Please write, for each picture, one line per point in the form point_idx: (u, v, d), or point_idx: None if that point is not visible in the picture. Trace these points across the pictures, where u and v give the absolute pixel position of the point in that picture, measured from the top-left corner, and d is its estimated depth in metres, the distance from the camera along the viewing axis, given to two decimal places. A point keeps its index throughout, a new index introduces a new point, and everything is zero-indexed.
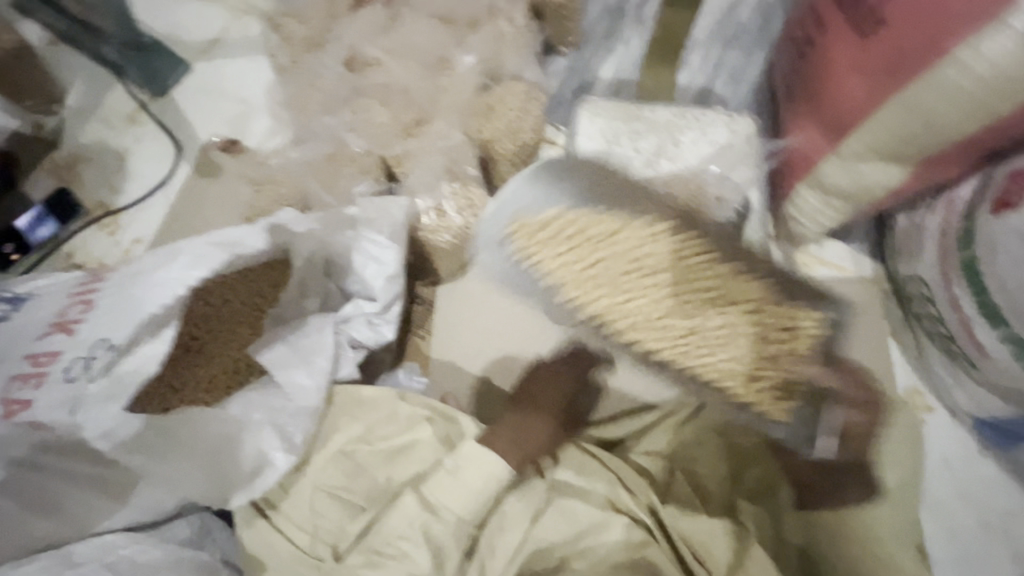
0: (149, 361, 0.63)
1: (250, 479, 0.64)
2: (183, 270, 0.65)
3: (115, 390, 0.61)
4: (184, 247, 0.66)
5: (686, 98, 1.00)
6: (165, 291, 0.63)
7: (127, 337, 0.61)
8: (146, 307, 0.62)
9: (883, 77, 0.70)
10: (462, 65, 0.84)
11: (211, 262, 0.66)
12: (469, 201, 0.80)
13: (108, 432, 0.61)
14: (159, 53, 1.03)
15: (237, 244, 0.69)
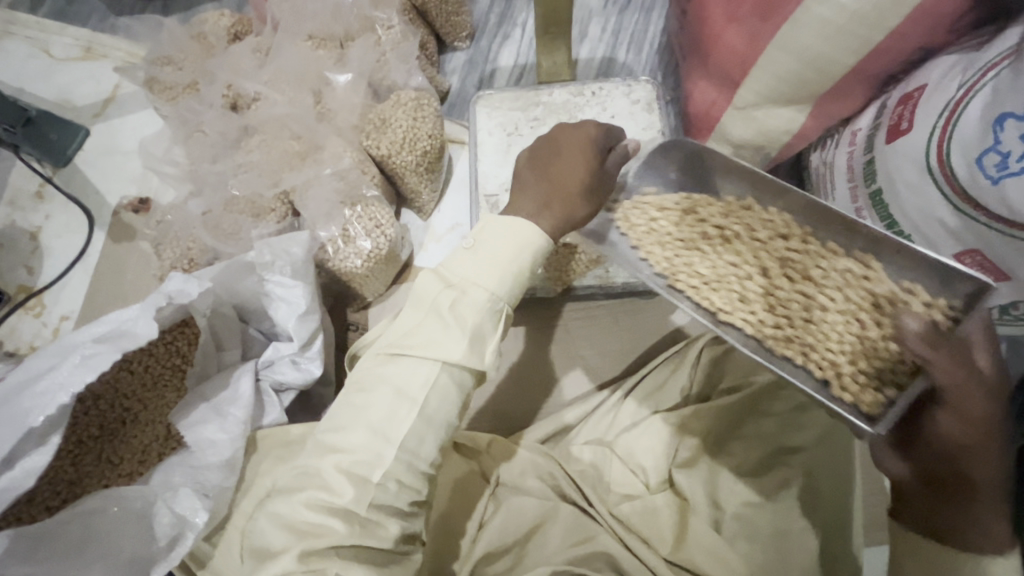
0: (27, 477, 0.54)
1: (169, 551, 0.57)
2: (70, 374, 0.58)
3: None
4: (75, 346, 0.60)
5: (588, 72, 0.98)
6: (47, 398, 0.56)
7: (6, 453, 0.54)
8: (28, 418, 0.55)
9: (761, 22, 0.68)
10: (344, 84, 0.82)
11: (99, 365, 0.58)
12: (374, 221, 0.79)
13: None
14: (51, 124, 0.99)
15: (125, 331, 0.61)
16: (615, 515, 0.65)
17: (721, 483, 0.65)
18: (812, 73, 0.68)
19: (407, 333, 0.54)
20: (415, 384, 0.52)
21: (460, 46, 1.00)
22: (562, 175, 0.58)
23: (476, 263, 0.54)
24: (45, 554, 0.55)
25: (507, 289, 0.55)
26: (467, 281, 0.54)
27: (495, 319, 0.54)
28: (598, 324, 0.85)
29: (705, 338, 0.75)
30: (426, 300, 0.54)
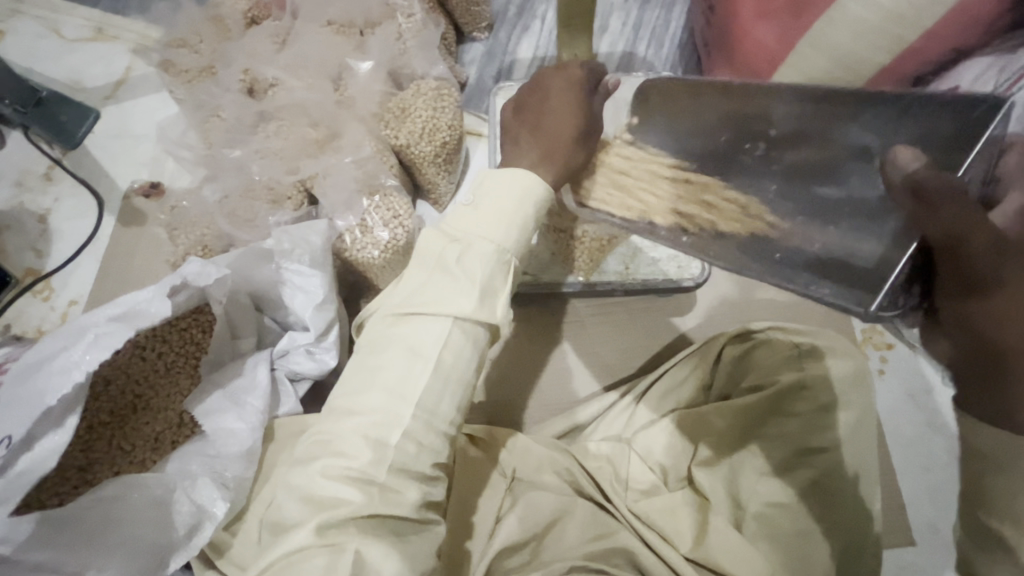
0: (47, 459, 0.53)
1: (189, 540, 0.57)
2: (86, 352, 0.57)
3: (8, 493, 0.51)
4: (89, 326, 0.59)
5: (608, 65, 0.97)
6: (63, 377, 0.55)
7: (24, 433, 0.53)
8: (44, 397, 0.54)
9: (794, 20, 0.69)
10: (363, 72, 0.81)
11: (116, 344, 0.58)
12: (393, 211, 0.78)
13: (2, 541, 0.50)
14: (64, 107, 0.97)
15: (141, 311, 0.61)
16: (634, 512, 0.65)
17: (741, 481, 0.66)
18: (842, 73, 0.68)
19: (415, 291, 0.53)
20: (425, 343, 0.51)
21: (478, 37, 0.99)
22: (556, 126, 0.58)
23: (487, 220, 0.53)
24: (70, 536, 0.53)
25: (515, 243, 0.54)
26: (473, 236, 0.53)
27: (505, 274, 0.53)
28: (614, 321, 0.85)
29: (727, 334, 0.75)
30: (431, 259, 0.53)
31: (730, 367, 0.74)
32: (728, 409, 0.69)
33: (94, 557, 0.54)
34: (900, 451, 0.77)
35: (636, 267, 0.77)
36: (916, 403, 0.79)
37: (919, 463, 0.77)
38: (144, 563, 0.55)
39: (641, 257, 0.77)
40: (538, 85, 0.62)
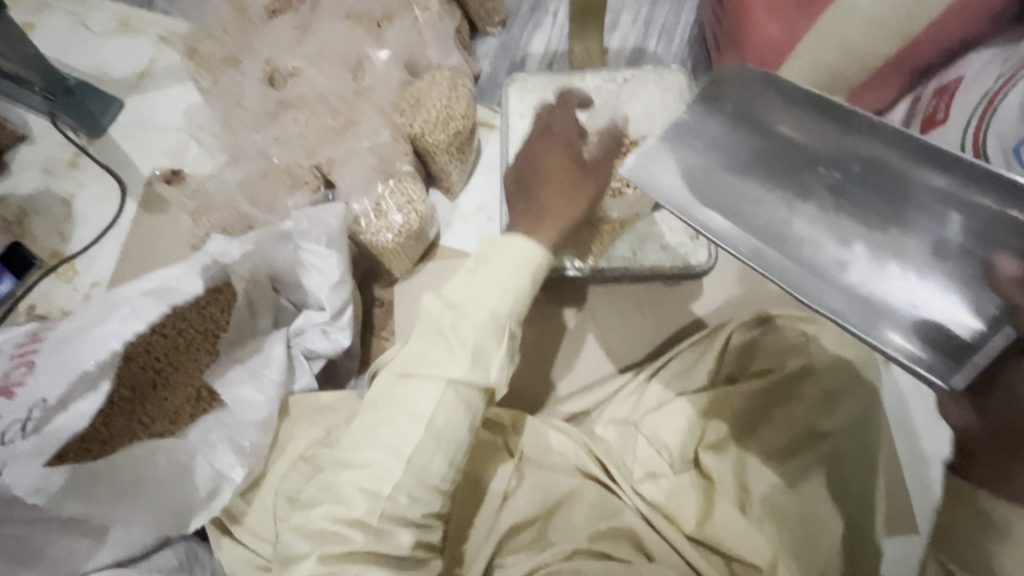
0: (80, 419, 0.55)
1: (208, 502, 0.61)
2: (120, 324, 0.59)
3: (43, 448, 0.54)
4: (123, 299, 0.61)
5: (619, 61, 0.99)
6: (100, 346, 0.57)
7: (60, 395, 0.55)
8: (80, 364, 0.56)
9: (802, 14, 0.68)
10: (379, 62, 0.83)
11: (149, 318, 0.59)
12: (407, 197, 0.80)
13: (37, 490, 0.52)
14: (90, 96, 1.02)
15: (175, 287, 0.62)
16: (639, 493, 0.66)
17: (749, 469, 0.66)
18: (851, 64, 0.69)
19: (417, 354, 0.58)
20: (423, 414, 0.55)
21: (492, 32, 1.01)
22: (545, 196, 0.64)
23: (478, 284, 0.58)
24: (99, 493, 0.57)
25: (507, 308, 0.58)
26: (468, 303, 0.58)
27: (497, 339, 0.58)
28: (621, 309, 0.86)
29: (732, 322, 0.76)
30: (431, 325, 0.58)
31: (738, 353, 0.75)
32: (735, 393, 0.70)
33: (119, 512, 0.58)
34: (904, 441, 0.78)
35: (646, 252, 0.78)
36: (921, 395, 0.80)
37: (922, 453, 0.78)
38: (167, 521, 0.60)
39: (649, 244, 0.78)
40: (528, 151, 0.69)
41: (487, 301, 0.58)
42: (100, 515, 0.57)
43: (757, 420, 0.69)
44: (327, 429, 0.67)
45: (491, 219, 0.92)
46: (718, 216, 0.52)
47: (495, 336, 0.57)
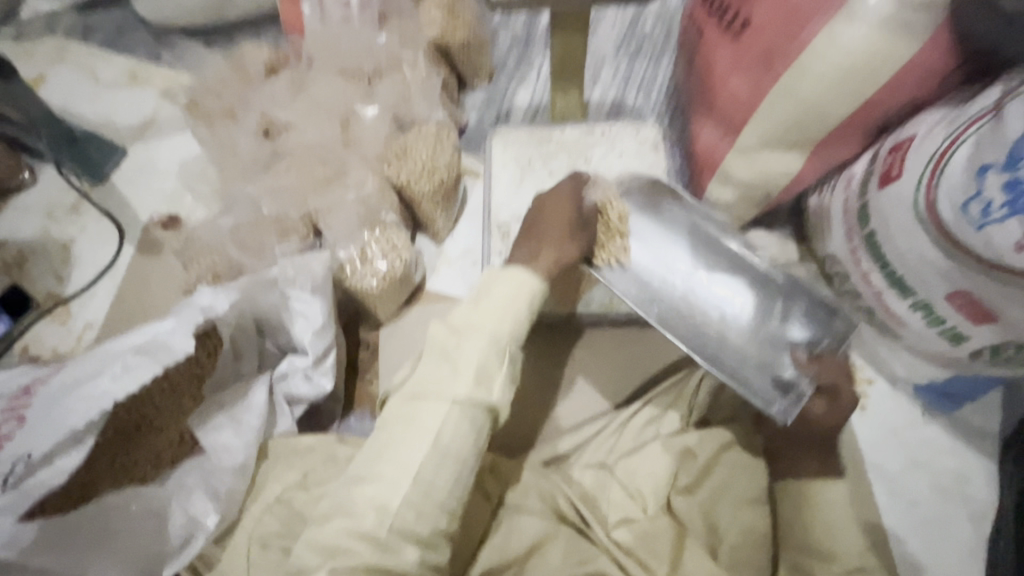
0: (62, 474, 0.56)
1: (182, 549, 0.61)
2: (112, 381, 0.60)
3: (19, 503, 0.54)
4: (117, 356, 0.63)
5: (599, 113, 1.05)
6: (87, 403, 0.58)
7: (45, 451, 0.56)
8: (68, 420, 0.57)
9: (763, 72, 0.73)
10: (369, 116, 0.88)
11: (137, 376, 0.60)
12: (392, 244, 0.83)
13: (6, 544, 0.52)
14: (93, 143, 1.07)
15: (166, 344, 0.63)
16: (613, 540, 0.66)
17: (720, 512, 0.66)
18: (812, 119, 0.72)
19: (422, 377, 0.59)
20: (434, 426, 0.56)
21: (479, 86, 1.06)
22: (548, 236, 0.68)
23: (484, 313, 0.61)
24: (69, 543, 0.56)
25: (510, 330, 0.61)
26: (472, 328, 0.60)
27: (499, 359, 0.59)
28: (601, 351, 0.88)
29: (705, 366, 0.78)
30: (435, 347, 0.60)
31: (707, 397, 0.76)
32: (711, 440, 0.71)
33: (89, 561, 0.58)
34: (883, 487, 0.78)
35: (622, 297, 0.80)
36: (897, 438, 0.80)
37: (898, 500, 0.78)
38: (136, 571, 0.59)
39: None
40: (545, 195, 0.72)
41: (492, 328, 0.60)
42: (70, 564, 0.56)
43: (733, 464, 0.69)
44: (304, 472, 0.67)
45: (475, 264, 0.95)
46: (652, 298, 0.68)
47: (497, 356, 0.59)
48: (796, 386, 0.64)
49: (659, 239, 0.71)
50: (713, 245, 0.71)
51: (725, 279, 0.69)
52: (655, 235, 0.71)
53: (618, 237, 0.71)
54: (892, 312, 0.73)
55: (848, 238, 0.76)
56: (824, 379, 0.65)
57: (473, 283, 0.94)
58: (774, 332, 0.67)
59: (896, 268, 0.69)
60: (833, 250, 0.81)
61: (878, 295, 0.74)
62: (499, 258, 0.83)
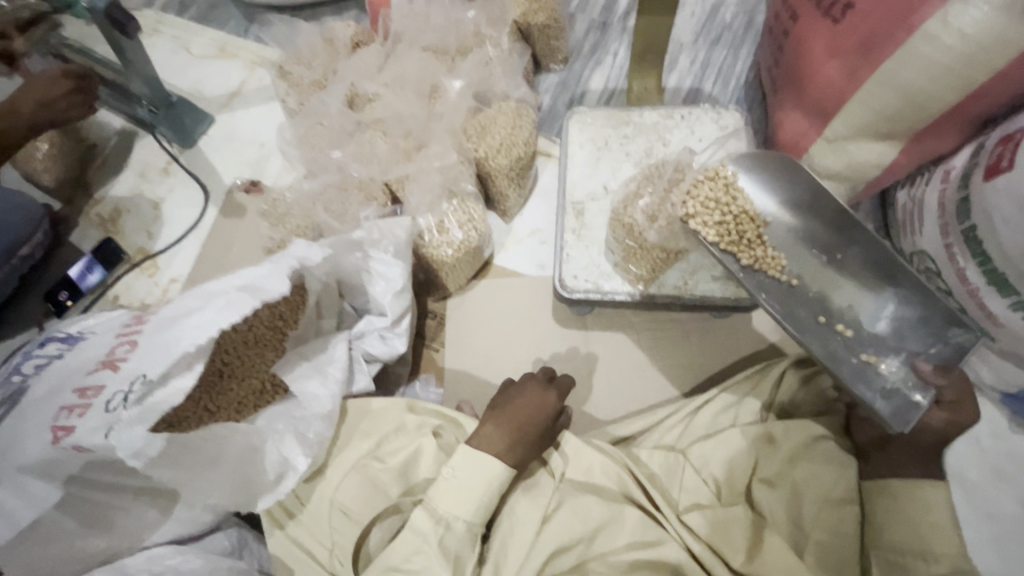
0: (178, 394, 0.58)
1: (276, 484, 0.65)
2: (216, 314, 0.63)
3: (145, 417, 0.57)
4: (220, 293, 0.65)
5: (675, 100, 1.04)
6: (195, 331, 0.61)
7: (161, 372, 0.58)
8: (179, 346, 0.60)
9: (862, 59, 0.71)
10: (452, 91, 0.90)
11: (242, 309, 0.63)
12: (469, 217, 0.85)
13: (136, 454, 0.56)
14: (186, 110, 1.12)
15: (263, 287, 0.66)
16: (685, 522, 0.66)
17: (805, 509, 0.65)
18: (913, 110, 0.70)
19: (406, 549, 0.63)
20: (471, 491, 0.65)
21: (554, 68, 1.07)
22: (713, 208, 0.67)
23: (458, 496, 0.65)
24: (190, 462, 0.62)
25: (484, 515, 0.65)
26: (451, 518, 0.64)
27: (472, 544, 0.65)
28: (668, 337, 0.89)
29: (787, 361, 0.76)
30: (415, 530, 0.63)
31: (788, 392, 0.75)
32: (795, 431, 0.69)
33: (199, 480, 0.63)
34: (963, 494, 0.75)
35: (697, 281, 0.79)
36: (979, 444, 0.77)
37: (975, 509, 0.75)
38: (244, 497, 0.65)
39: (701, 272, 0.79)
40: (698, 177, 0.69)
41: (487, 506, 0.65)
42: (183, 484, 0.63)
43: (817, 460, 0.67)
44: (377, 440, 0.70)
45: (544, 243, 0.96)
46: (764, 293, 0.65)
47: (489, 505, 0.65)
48: (904, 395, 0.62)
49: (774, 221, 0.68)
50: (836, 230, 0.67)
51: (842, 268, 0.66)
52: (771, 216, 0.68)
53: (732, 213, 0.66)
54: (990, 312, 0.69)
55: (944, 234, 0.73)
56: (949, 396, 0.61)
57: (542, 261, 0.95)
58: (883, 331, 0.64)
59: (998, 265, 0.66)
60: (924, 245, 0.78)
61: (974, 293, 0.71)
62: (573, 237, 0.82)
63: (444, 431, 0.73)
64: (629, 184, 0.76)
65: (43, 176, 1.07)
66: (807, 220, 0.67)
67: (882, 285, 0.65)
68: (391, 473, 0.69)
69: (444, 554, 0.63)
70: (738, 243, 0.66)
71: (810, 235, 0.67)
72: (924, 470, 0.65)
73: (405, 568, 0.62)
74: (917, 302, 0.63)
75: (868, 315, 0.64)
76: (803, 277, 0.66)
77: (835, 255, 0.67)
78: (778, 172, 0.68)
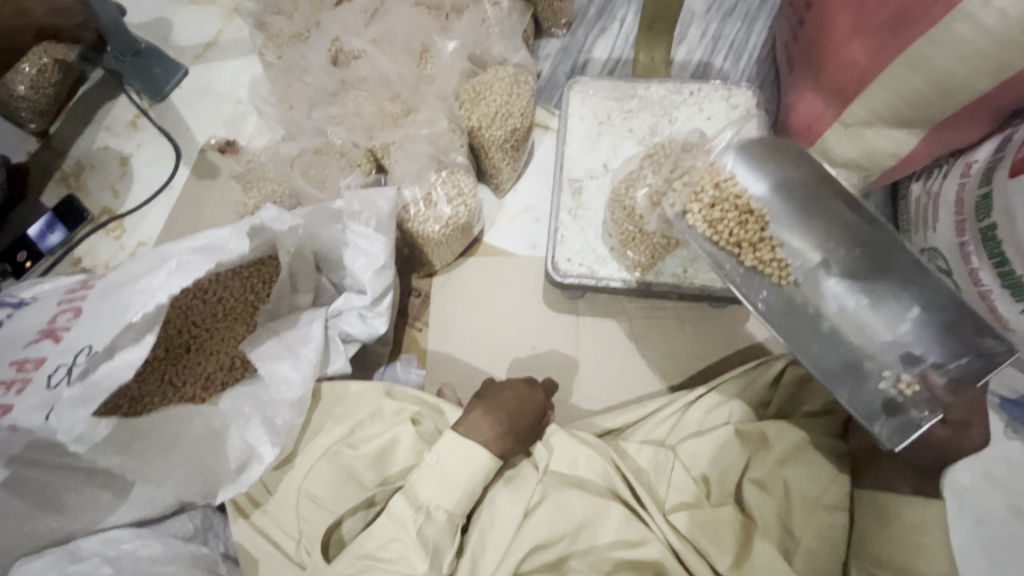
0: (125, 368, 0.55)
1: (238, 475, 0.62)
2: (167, 278, 0.59)
3: (89, 396, 0.53)
4: (172, 254, 0.61)
5: (682, 74, 0.97)
6: (144, 297, 0.57)
7: (108, 343, 0.54)
8: (127, 313, 0.56)
9: (888, 39, 0.66)
10: (444, 53, 0.83)
11: (195, 272, 0.59)
12: (458, 190, 0.80)
13: (78, 438, 0.52)
14: (157, 60, 1.03)
15: (219, 246, 0.63)
16: (672, 523, 0.63)
17: (795, 513, 0.63)
18: (938, 97, 0.65)
19: (382, 538, 0.59)
20: (454, 479, 0.62)
21: (557, 33, 0.99)
22: (714, 200, 0.62)
23: (439, 483, 0.61)
24: (139, 448, 0.60)
25: (467, 506, 0.62)
26: (433, 506, 0.61)
27: (452, 535, 0.62)
28: (662, 326, 0.85)
29: (787, 358, 0.73)
30: (394, 518, 0.60)
31: (787, 391, 0.72)
32: (790, 433, 0.67)
33: (156, 466, 0.61)
34: (953, 498, 0.74)
35: (697, 270, 0.74)
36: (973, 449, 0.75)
37: (964, 513, 0.73)
38: (199, 487, 0.62)
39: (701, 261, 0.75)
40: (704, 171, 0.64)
41: (468, 497, 0.62)
42: (136, 471, 0.60)
43: (811, 465, 0.65)
44: (351, 425, 0.67)
45: (537, 221, 0.91)
46: (766, 295, 0.62)
47: (470, 498, 0.62)
48: (909, 412, 0.59)
49: (778, 216, 0.62)
50: (850, 228, 0.61)
51: (851, 269, 0.61)
52: (773, 208, 0.62)
53: (731, 210, 0.62)
54: (1000, 316, 0.66)
55: (959, 232, 0.69)
56: (955, 415, 0.59)
57: (534, 240, 0.90)
58: (906, 334, 0.59)
59: (1014, 268, 0.62)
60: (935, 242, 0.74)
61: (985, 295, 0.67)
62: (568, 218, 0.77)
63: (424, 418, 0.69)
64: (633, 163, 0.72)
65: (23, 114, 0.97)
66: (817, 215, 0.62)
67: (894, 287, 0.60)
68: (366, 460, 0.65)
69: (423, 544, 0.60)
70: (742, 241, 0.62)
71: (821, 230, 0.61)
72: (921, 477, 0.62)
73: (380, 556, 0.59)
74: (943, 305, 0.59)
75: (879, 321, 0.59)
76: (823, 280, 0.61)
77: (850, 253, 0.61)
78: (784, 159, 0.63)
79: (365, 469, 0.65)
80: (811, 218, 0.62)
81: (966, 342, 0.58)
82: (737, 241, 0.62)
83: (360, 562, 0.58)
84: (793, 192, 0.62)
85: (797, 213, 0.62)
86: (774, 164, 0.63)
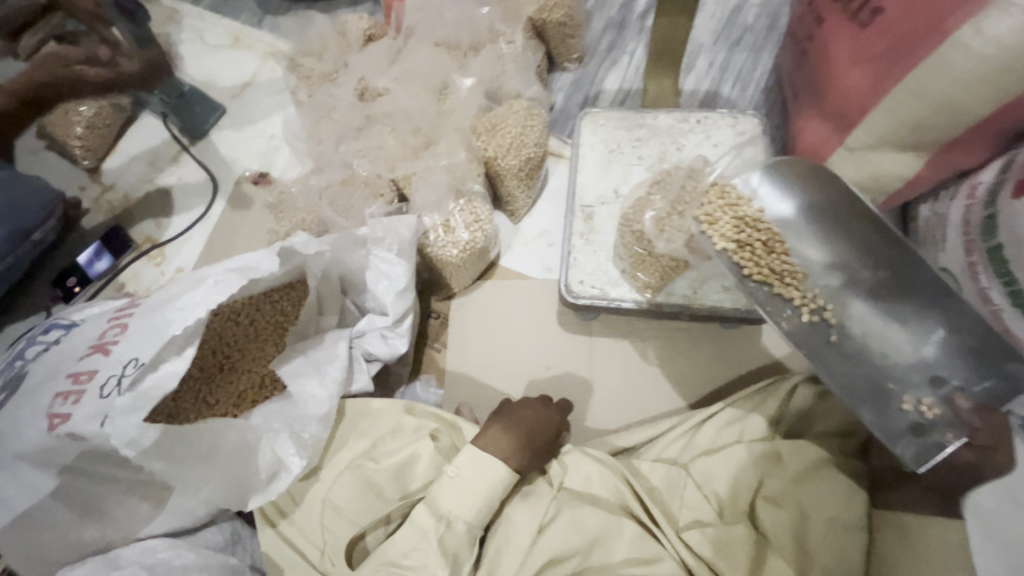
0: (171, 378, 0.59)
1: (269, 484, 0.64)
2: (205, 295, 0.63)
3: (139, 403, 0.56)
4: (209, 275, 0.66)
5: (690, 103, 1.01)
6: (185, 313, 0.61)
7: (152, 355, 0.58)
8: (170, 328, 0.60)
9: (887, 66, 0.68)
10: (462, 89, 0.89)
11: (231, 288, 0.63)
12: (475, 216, 0.84)
13: (132, 443, 0.55)
14: (198, 100, 1.12)
15: (253, 268, 0.67)
16: (685, 541, 0.64)
17: (812, 532, 0.63)
18: (940, 116, 0.67)
19: (405, 548, 0.62)
20: (472, 490, 0.64)
21: (568, 67, 1.04)
22: (742, 223, 0.65)
23: (457, 497, 0.63)
24: (180, 454, 0.60)
25: (484, 518, 0.64)
26: (452, 517, 0.63)
27: (471, 546, 0.63)
28: (675, 346, 0.87)
29: (798, 376, 0.74)
30: (417, 527, 0.62)
31: (800, 410, 0.73)
32: (802, 451, 0.67)
33: (196, 473, 0.62)
34: (976, 520, 0.73)
35: (708, 291, 0.76)
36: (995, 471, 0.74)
37: (990, 537, 0.72)
38: (234, 496, 0.64)
39: (710, 283, 0.77)
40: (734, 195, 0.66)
41: (485, 511, 0.64)
42: (172, 478, 0.61)
43: (824, 483, 0.65)
44: (373, 441, 0.70)
45: (552, 245, 0.95)
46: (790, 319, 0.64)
47: (486, 512, 0.64)
48: (932, 435, 0.59)
49: (801, 239, 0.66)
50: (876, 247, 0.65)
51: (873, 291, 0.64)
52: (793, 229, 0.66)
53: (760, 239, 0.65)
54: (1014, 335, 0.65)
55: (967, 252, 0.70)
56: (977, 437, 0.58)
57: (548, 264, 0.94)
58: (926, 355, 0.62)
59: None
60: (946, 262, 0.75)
61: (997, 315, 0.67)
62: (581, 241, 0.81)
63: (442, 434, 0.72)
64: (640, 189, 0.75)
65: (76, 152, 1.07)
66: (844, 239, 0.65)
67: (921, 309, 0.63)
68: (387, 473, 0.68)
69: (443, 554, 0.62)
70: (767, 267, 0.64)
71: (847, 255, 0.65)
72: (938, 497, 0.62)
73: (403, 564, 0.61)
74: (969, 330, 0.60)
75: (904, 342, 0.62)
76: (855, 307, 0.64)
77: (877, 276, 0.64)
78: (812, 185, 0.66)
79: (386, 483, 0.68)
80: (838, 244, 0.65)
81: (989, 366, 0.60)
82: (761, 265, 0.64)
83: (384, 569, 0.60)
84: (816, 217, 0.66)
85: (825, 240, 0.66)
86: (799, 190, 0.66)
